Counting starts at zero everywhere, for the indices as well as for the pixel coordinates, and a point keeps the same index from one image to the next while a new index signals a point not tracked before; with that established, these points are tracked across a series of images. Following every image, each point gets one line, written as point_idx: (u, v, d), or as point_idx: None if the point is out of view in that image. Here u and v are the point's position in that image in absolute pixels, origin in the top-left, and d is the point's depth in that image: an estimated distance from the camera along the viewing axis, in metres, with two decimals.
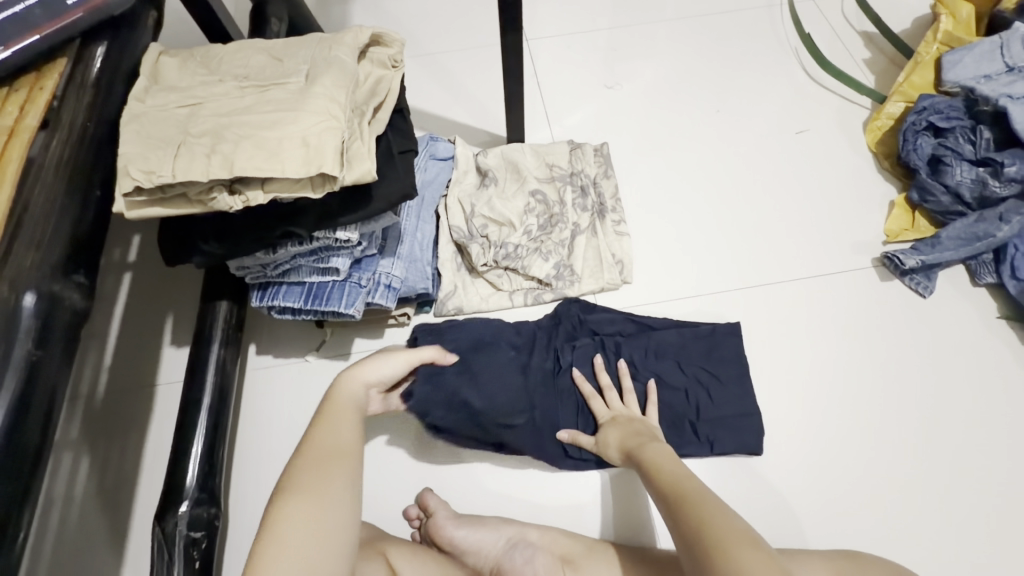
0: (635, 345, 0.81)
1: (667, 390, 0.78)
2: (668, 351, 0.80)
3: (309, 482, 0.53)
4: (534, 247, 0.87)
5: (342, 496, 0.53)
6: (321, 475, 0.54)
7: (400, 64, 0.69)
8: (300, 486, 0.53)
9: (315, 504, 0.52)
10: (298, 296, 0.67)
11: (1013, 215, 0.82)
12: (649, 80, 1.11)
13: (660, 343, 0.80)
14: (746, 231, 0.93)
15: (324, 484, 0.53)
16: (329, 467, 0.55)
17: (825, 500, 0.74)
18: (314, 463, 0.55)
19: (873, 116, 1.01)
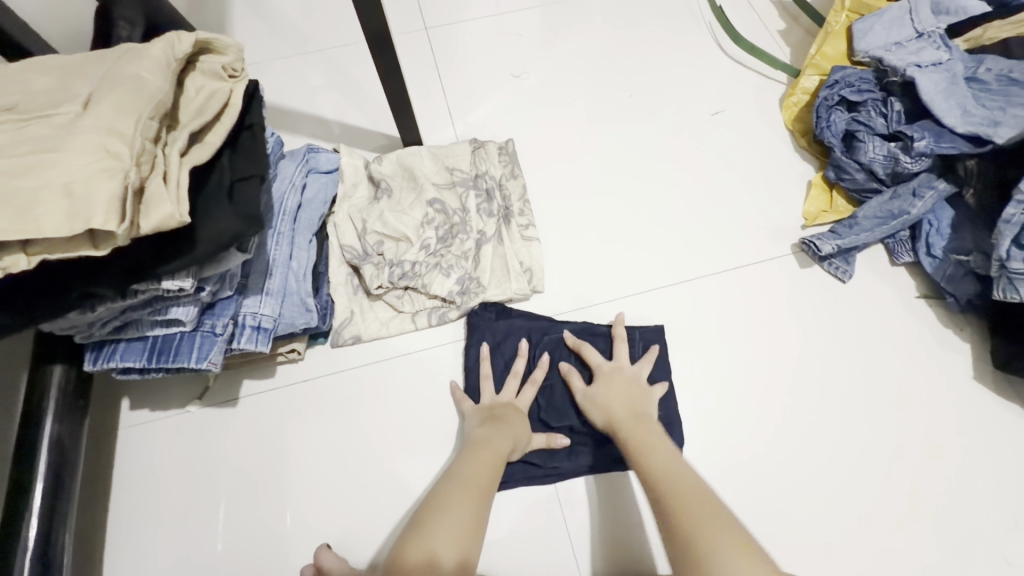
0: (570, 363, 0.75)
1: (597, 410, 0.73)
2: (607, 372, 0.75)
3: (465, 484, 0.58)
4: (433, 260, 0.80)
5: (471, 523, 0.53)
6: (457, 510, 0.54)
7: (241, 73, 0.60)
8: (449, 504, 0.55)
9: (476, 500, 0.56)
10: (140, 354, 0.58)
11: (927, 190, 0.79)
12: (561, 65, 1.03)
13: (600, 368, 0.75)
14: (665, 225, 0.87)
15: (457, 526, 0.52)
16: (478, 496, 0.56)
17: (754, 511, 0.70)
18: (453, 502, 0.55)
19: (789, 92, 0.97)
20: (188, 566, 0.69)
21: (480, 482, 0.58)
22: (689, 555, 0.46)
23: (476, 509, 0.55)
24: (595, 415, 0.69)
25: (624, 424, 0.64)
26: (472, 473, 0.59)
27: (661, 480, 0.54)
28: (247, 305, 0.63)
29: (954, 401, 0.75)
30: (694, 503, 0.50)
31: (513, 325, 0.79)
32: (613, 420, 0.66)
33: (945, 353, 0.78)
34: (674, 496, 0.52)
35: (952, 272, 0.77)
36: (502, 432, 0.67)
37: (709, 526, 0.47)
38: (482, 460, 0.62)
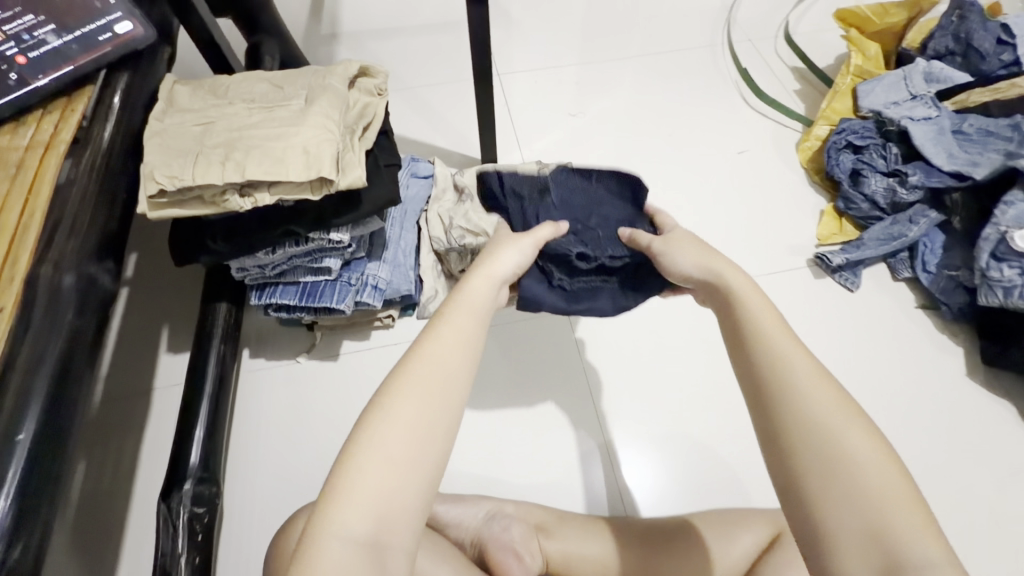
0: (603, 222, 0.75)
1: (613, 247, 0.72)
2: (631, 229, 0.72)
3: (419, 376, 0.46)
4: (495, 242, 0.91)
5: (422, 421, 0.44)
6: (413, 410, 0.44)
7: (384, 91, 0.79)
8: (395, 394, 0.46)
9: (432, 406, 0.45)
10: (294, 294, 0.74)
11: (921, 217, 0.95)
12: (608, 108, 1.24)
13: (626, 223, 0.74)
14: (698, 239, 1.04)
15: (410, 413, 0.44)
16: (428, 391, 0.46)
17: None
18: (402, 384, 0.46)
19: (804, 137, 1.15)
20: (295, 484, 0.83)
21: (438, 387, 0.46)
22: (850, 509, 0.38)
23: (432, 410, 0.45)
24: (677, 274, 0.60)
25: (732, 281, 0.54)
26: (431, 353, 0.48)
27: (802, 394, 0.43)
28: (370, 267, 0.79)
29: (948, 393, 0.88)
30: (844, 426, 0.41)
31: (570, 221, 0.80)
32: (718, 277, 0.56)
33: (941, 354, 0.91)
34: (818, 425, 0.42)
35: (945, 284, 0.91)
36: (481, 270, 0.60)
37: (875, 476, 0.39)
38: (448, 333, 0.50)
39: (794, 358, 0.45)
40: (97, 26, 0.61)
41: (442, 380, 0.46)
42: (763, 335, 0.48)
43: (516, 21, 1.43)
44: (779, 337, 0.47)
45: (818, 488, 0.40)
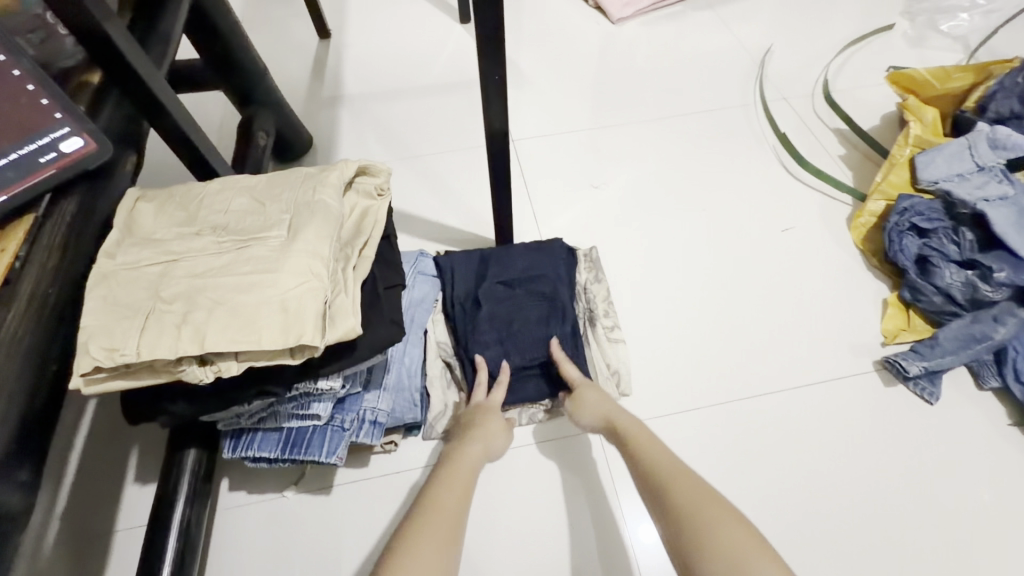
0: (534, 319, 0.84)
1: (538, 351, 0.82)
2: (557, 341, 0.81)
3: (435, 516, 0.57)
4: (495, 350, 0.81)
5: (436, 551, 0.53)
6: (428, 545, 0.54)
7: (387, 191, 0.67)
8: (416, 535, 0.54)
9: (446, 536, 0.55)
10: (275, 445, 0.62)
11: (1008, 317, 0.82)
12: (633, 176, 1.12)
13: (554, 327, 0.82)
14: (744, 335, 0.90)
15: (429, 550, 0.53)
16: (444, 530, 0.56)
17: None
18: (424, 525, 0.56)
19: (856, 212, 1.02)
20: None
21: (448, 525, 0.57)
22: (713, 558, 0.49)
23: (448, 535, 0.56)
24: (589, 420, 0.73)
25: (619, 416, 0.70)
26: (443, 497, 0.60)
27: (686, 494, 0.56)
28: (368, 400, 0.66)
29: None
30: (702, 502, 0.55)
31: (512, 296, 0.85)
32: (612, 422, 0.70)
33: None
34: (688, 511, 0.54)
35: None
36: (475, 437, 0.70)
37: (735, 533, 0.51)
38: (451, 487, 0.62)
39: (664, 460, 0.62)
40: (35, 145, 0.48)
41: (441, 528, 0.56)
42: (644, 448, 0.64)
43: (529, 79, 1.34)
44: (651, 446, 0.64)
45: (703, 550, 0.50)
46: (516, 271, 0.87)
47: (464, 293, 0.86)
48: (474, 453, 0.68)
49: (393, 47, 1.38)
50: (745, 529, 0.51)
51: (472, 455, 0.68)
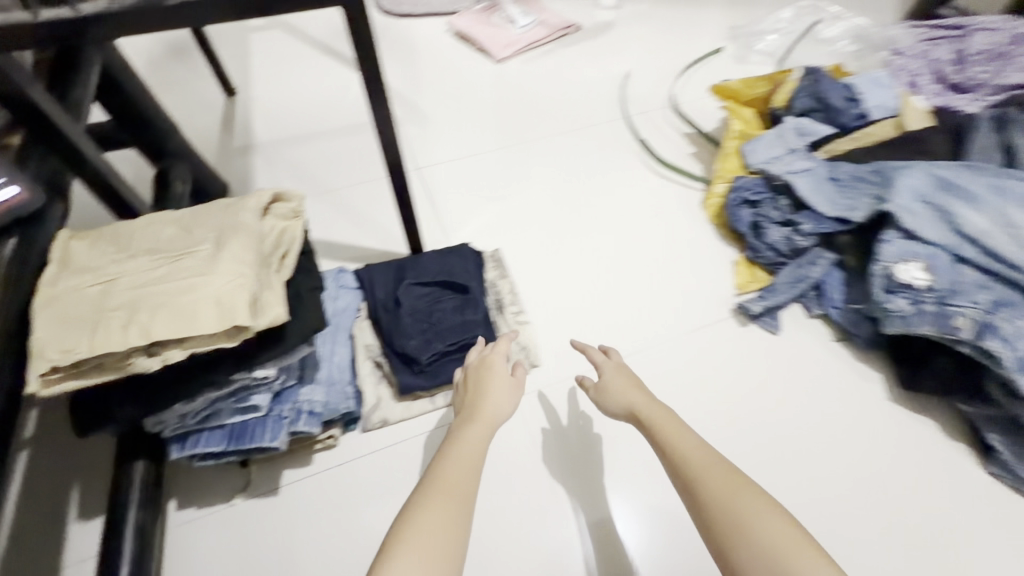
0: (450, 307, 0.96)
1: (456, 331, 0.93)
2: (471, 320, 0.94)
3: (442, 487, 0.61)
4: (416, 337, 0.91)
5: (447, 524, 0.57)
6: (433, 511, 0.58)
7: (301, 213, 0.79)
8: (426, 505, 0.58)
9: (458, 504, 0.60)
10: (221, 439, 0.69)
11: (818, 259, 1.05)
12: (525, 187, 1.30)
13: (471, 312, 0.95)
14: (629, 303, 1.08)
15: (441, 516, 0.57)
16: (457, 500, 0.60)
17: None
18: (435, 492, 0.60)
19: (705, 196, 1.26)
20: None
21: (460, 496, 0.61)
22: (756, 560, 0.55)
23: (460, 504, 0.60)
24: (611, 403, 0.79)
25: (641, 404, 0.75)
26: (451, 465, 0.64)
27: (741, 499, 0.60)
28: (304, 393, 0.75)
29: (878, 419, 0.93)
30: (737, 497, 0.60)
31: (427, 291, 0.98)
32: (634, 411, 0.75)
33: (864, 382, 0.97)
34: (730, 512, 0.59)
35: (853, 318, 0.99)
36: (487, 400, 0.75)
37: (783, 541, 0.55)
38: (466, 460, 0.65)
39: (704, 457, 0.65)
40: None
41: (450, 503, 0.59)
42: (677, 442, 0.68)
43: (427, 117, 1.52)
44: (683, 437, 0.69)
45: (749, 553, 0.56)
46: (432, 273, 1.00)
47: (386, 295, 0.97)
48: (479, 427, 0.71)
49: (298, 98, 1.51)
50: (809, 547, 0.55)
51: (477, 429, 0.70)
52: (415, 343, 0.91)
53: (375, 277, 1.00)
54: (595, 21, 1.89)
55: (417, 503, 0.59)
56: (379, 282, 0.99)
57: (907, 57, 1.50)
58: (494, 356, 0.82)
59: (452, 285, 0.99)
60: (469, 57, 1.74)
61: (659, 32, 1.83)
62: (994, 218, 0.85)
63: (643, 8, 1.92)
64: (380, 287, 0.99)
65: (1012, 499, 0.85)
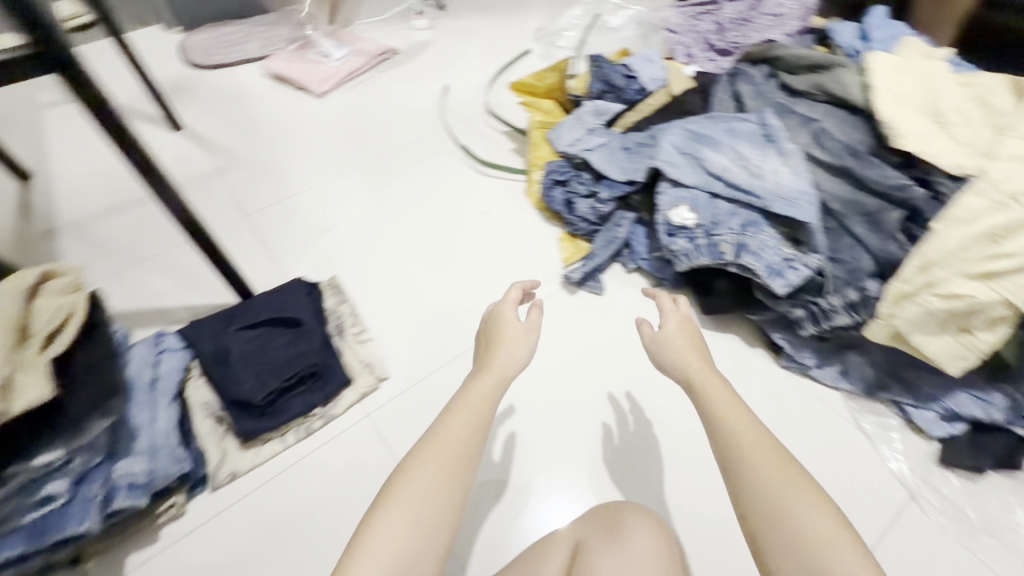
0: (281, 344, 0.95)
1: (291, 366, 0.93)
2: (306, 351, 0.95)
3: (444, 455, 0.62)
4: (250, 380, 0.90)
5: (436, 491, 0.59)
6: (428, 477, 0.60)
7: (83, 284, 0.76)
8: (421, 472, 0.61)
9: (454, 467, 0.62)
10: (22, 540, 0.66)
11: (622, 220, 1.18)
12: (359, 213, 1.34)
13: (306, 344, 0.96)
14: (467, 301, 1.15)
15: (430, 479, 0.60)
16: (455, 460, 0.62)
17: (594, 484, 0.92)
18: (434, 456, 0.62)
19: (527, 185, 1.36)
20: None
21: (458, 460, 0.62)
22: (795, 551, 0.54)
23: (456, 465, 0.62)
24: (666, 354, 0.76)
25: (694, 372, 0.71)
26: (453, 429, 0.65)
27: (795, 492, 0.57)
28: (117, 468, 0.73)
29: (690, 346, 1.06)
30: (782, 496, 0.57)
31: (256, 332, 0.96)
32: (686, 376, 0.71)
33: None
34: (774, 495, 0.57)
35: (657, 264, 1.13)
36: (501, 354, 0.76)
37: (821, 534, 0.54)
38: (467, 423, 0.66)
39: (760, 439, 0.62)
40: None
41: (444, 467, 0.61)
42: (723, 413, 0.65)
43: (252, 162, 1.50)
44: (730, 407, 0.66)
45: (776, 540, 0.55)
46: (260, 314, 0.99)
47: (210, 347, 0.94)
48: (492, 379, 0.72)
49: (104, 169, 1.42)
50: (854, 546, 0.53)
51: (490, 381, 0.72)
52: (250, 388, 0.90)
53: (198, 332, 0.96)
54: (412, 41, 1.96)
55: (409, 471, 0.61)
56: (204, 335, 0.96)
57: (680, 34, 1.70)
58: (504, 307, 0.84)
59: (282, 322, 0.98)
60: (290, 96, 1.74)
61: (472, 42, 1.94)
62: (731, 155, 0.99)
63: (455, 23, 2.03)
64: (204, 340, 0.95)
65: (801, 383, 1.00)
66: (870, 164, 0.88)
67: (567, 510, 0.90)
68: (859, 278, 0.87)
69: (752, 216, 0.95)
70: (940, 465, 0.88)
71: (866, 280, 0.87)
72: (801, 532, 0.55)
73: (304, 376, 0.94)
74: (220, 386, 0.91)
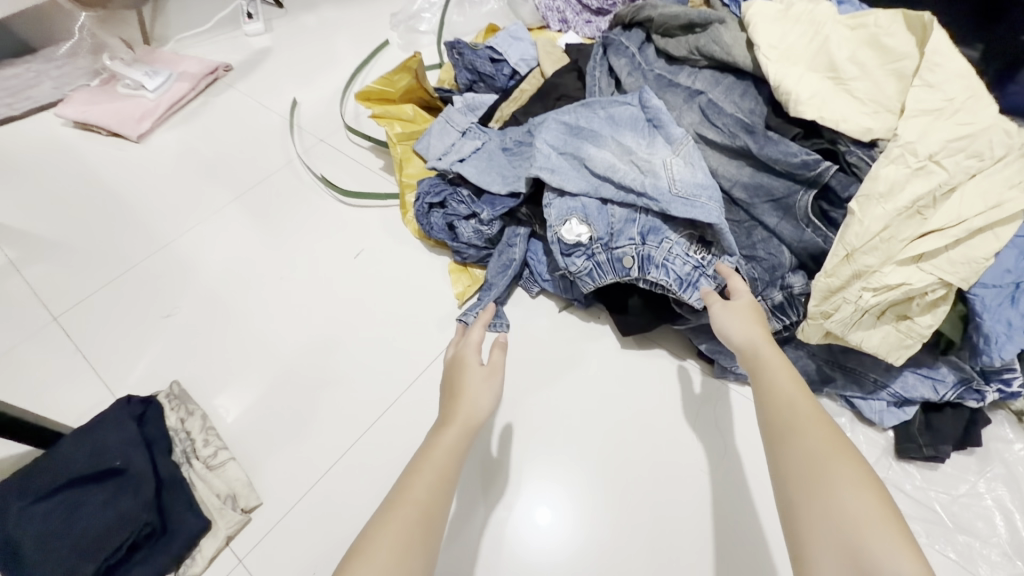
0: (99, 505, 0.74)
1: (115, 535, 0.73)
2: (137, 507, 0.75)
3: (416, 503, 0.55)
4: (57, 570, 0.69)
5: (405, 546, 0.52)
6: (399, 529, 0.53)
7: None
8: (398, 514, 0.54)
9: (423, 520, 0.54)
10: None
11: (515, 238, 1.00)
12: (205, 285, 1.09)
13: (133, 499, 0.75)
14: (350, 372, 0.95)
15: (402, 529, 0.53)
16: (422, 507, 0.55)
17: (581, 466, 0.84)
18: (407, 500, 0.56)
19: (403, 210, 1.15)
20: None
21: (430, 508, 0.56)
22: (835, 536, 0.48)
23: (427, 515, 0.55)
24: (716, 317, 0.70)
25: (755, 342, 0.65)
26: (423, 482, 0.58)
27: (838, 466, 0.52)
28: None
29: (615, 375, 0.93)
30: (835, 474, 0.51)
31: (57, 502, 0.74)
32: (745, 344, 0.66)
33: (595, 343, 0.96)
34: (820, 470, 0.52)
35: (563, 285, 0.97)
36: (468, 395, 0.68)
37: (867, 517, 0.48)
38: (438, 469, 0.59)
39: (814, 418, 0.56)
40: None
41: (419, 516, 0.54)
42: (778, 387, 0.60)
43: (61, 243, 1.20)
44: (785, 383, 0.60)
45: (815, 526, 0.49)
46: (72, 470, 0.76)
47: None
48: (458, 431, 0.63)
49: None
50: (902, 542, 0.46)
51: (455, 434, 0.63)
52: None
53: None
54: (251, 50, 1.65)
55: (378, 523, 0.54)
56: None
57: None
58: (467, 351, 0.73)
59: (98, 472, 0.76)
60: (104, 146, 1.41)
61: (322, 39, 1.66)
62: (615, 149, 0.83)
63: (298, 20, 1.73)
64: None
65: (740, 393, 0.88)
66: (769, 140, 0.74)
67: (548, 503, 0.82)
68: (780, 274, 0.75)
69: (652, 219, 0.80)
70: (898, 459, 0.80)
71: (788, 275, 0.75)
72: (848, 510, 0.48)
73: (140, 539, 0.74)
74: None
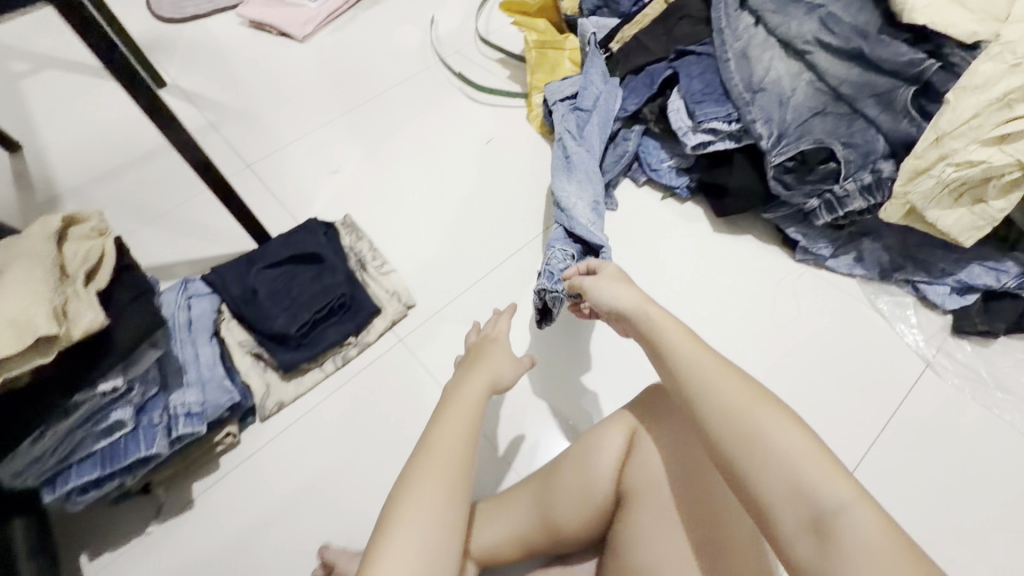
0: (308, 280, 0.98)
1: (320, 300, 0.96)
2: (337, 283, 0.98)
3: (447, 445, 0.61)
4: (282, 316, 0.93)
5: (442, 498, 0.57)
6: (429, 479, 0.58)
7: (106, 230, 0.74)
8: (427, 466, 0.59)
9: (452, 469, 0.59)
10: (94, 466, 0.72)
11: (629, 134, 1.15)
12: (361, 152, 1.32)
13: (333, 278, 0.99)
14: (482, 226, 1.16)
15: (433, 478, 0.58)
16: (455, 454, 0.60)
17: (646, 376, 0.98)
18: (437, 453, 0.60)
19: (529, 109, 1.34)
20: None
21: (459, 453, 0.61)
22: (779, 477, 0.49)
23: (459, 458, 0.60)
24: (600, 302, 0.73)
25: (643, 310, 0.67)
26: (452, 418, 0.64)
27: (751, 411, 0.52)
28: (174, 398, 0.78)
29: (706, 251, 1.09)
30: (758, 415, 0.52)
31: (279, 273, 0.98)
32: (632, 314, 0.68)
33: (690, 224, 1.11)
34: (742, 418, 0.52)
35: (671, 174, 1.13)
36: (488, 359, 0.73)
37: (793, 446, 0.49)
38: (453, 418, 0.64)
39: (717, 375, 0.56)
40: None
41: (447, 466, 0.59)
42: (677, 354, 0.60)
43: (245, 113, 1.46)
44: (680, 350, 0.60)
45: (753, 468, 0.50)
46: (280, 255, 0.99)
47: (235, 286, 0.96)
48: (479, 391, 0.68)
49: (97, 131, 1.38)
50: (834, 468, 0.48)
51: (478, 391, 0.68)
52: (288, 320, 0.93)
53: (226, 269, 0.97)
54: None
55: (407, 480, 0.59)
56: (231, 272, 0.97)
57: None
58: (496, 333, 0.80)
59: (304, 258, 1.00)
60: (273, 44, 1.67)
61: None
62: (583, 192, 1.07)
63: None
64: (229, 283, 0.96)
65: (815, 274, 1.03)
66: (880, 43, 0.87)
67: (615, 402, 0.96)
68: (873, 159, 0.89)
69: (560, 233, 1.04)
70: (953, 335, 0.93)
71: (880, 161, 0.89)
72: (785, 449, 0.49)
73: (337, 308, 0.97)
74: (254, 321, 0.93)
